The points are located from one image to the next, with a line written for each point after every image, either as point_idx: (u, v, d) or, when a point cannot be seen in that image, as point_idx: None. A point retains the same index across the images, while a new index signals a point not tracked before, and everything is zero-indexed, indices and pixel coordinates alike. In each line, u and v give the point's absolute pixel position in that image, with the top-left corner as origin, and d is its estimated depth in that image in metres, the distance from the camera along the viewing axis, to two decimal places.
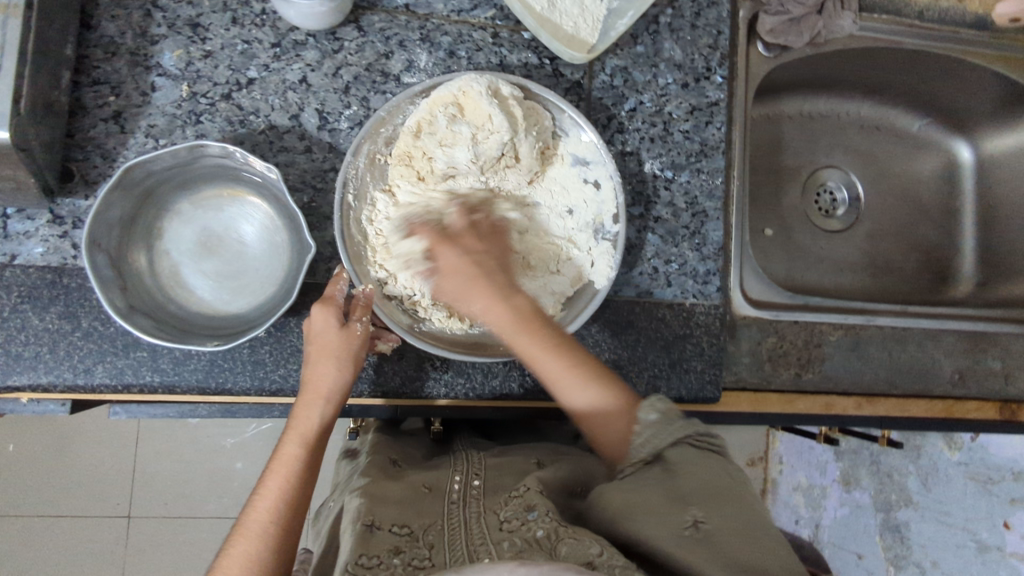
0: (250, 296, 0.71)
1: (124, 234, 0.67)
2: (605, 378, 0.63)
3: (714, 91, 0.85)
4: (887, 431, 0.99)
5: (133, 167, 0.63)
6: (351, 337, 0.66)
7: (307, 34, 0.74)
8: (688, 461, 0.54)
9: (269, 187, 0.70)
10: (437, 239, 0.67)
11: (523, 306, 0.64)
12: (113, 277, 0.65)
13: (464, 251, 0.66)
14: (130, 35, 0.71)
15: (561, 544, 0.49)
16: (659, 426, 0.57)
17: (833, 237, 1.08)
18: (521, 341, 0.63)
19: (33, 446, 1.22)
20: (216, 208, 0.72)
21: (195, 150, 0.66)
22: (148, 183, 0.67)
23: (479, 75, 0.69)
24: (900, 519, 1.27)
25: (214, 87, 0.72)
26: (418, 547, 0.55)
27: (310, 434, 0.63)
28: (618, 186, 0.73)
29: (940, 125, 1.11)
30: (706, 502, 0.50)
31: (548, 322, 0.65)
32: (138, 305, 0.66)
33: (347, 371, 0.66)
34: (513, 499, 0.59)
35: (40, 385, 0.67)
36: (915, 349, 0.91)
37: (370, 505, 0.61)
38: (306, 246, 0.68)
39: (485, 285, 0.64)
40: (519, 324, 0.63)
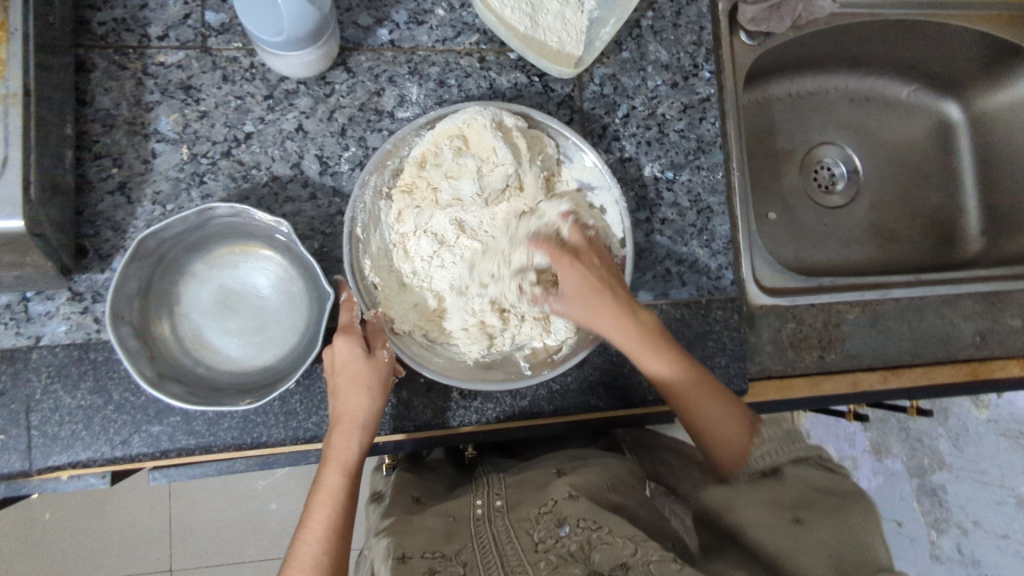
0: (274, 348, 0.71)
1: (144, 305, 0.68)
2: (726, 397, 0.66)
3: (704, 87, 0.85)
4: (915, 400, 0.99)
5: (148, 237, 0.64)
6: (379, 365, 0.68)
7: (298, 83, 0.75)
8: (807, 477, 0.56)
9: (280, 240, 0.71)
10: (557, 254, 0.68)
11: (649, 324, 0.68)
12: (138, 347, 0.66)
13: (585, 269, 0.68)
14: (126, 106, 0.72)
15: (594, 552, 0.50)
16: (781, 443, 0.60)
17: (836, 213, 1.08)
18: (646, 356, 0.67)
19: (71, 513, 1.23)
20: (231, 266, 0.72)
21: (205, 214, 0.66)
22: (162, 250, 0.67)
23: (483, 107, 0.69)
24: (937, 483, 1.25)
25: (213, 146, 0.73)
26: (453, 567, 0.55)
27: (349, 465, 0.64)
28: (623, 210, 0.73)
29: (928, 89, 1.11)
30: (813, 505, 0.53)
31: (672, 341, 0.68)
32: (167, 372, 0.67)
33: (376, 399, 0.67)
34: (544, 515, 0.59)
35: (79, 461, 0.67)
36: (934, 317, 0.91)
37: (397, 538, 0.61)
38: (324, 292, 0.69)
39: (612, 299, 0.67)
40: (645, 341, 0.67)
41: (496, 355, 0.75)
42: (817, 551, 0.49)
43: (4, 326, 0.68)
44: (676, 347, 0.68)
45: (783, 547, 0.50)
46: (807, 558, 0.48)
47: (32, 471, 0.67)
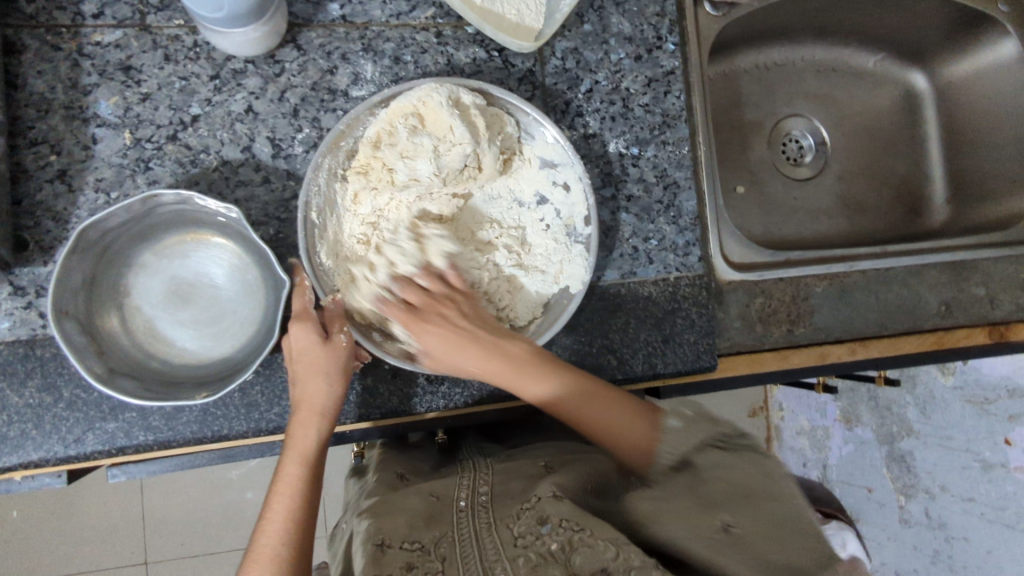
0: (231, 339, 0.69)
1: (91, 298, 0.65)
2: (618, 400, 0.68)
3: (668, 60, 0.84)
4: (882, 370, 1.00)
5: (90, 227, 0.61)
6: (337, 348, 0.66)
7: (245, 61, 0.72)
8: (720, 470, 0.54)
9: (232, 226, 0.68)
10: (409, 317, 0.66)
11: (520, 350, 0.67)
12: (86, 342, 0.63)
13: (439, 319, 0.66)
14: (62, 89, 0.68)
15: (575, 553, 0.48)
16: (682, 433, 0.62)
17: (804, 185, 1.08)
18: (529, 385, 0.67)
19: (36, 511, 1.20)
20: (183, 256, 0.70)
21: (149, 201, 0.63)
22: (109, 239, 0.65)
23: (439, 84, 0.67)
24: (905, 449, 1.30)
25: (158, 130, 0.70)
26: (431, 563, 0.53)
27: (309, 453, 0.63)
28: (587, 188, 0.72)
29: (893, 59, 1.11)
30: (738, 505, 0.50)
31: (548, 362, 0.68)
32: (118, 368, 0.64)
33: (337, 385, 0.66)
34: (526, 511, 0.57)
35: (30, 462, 0.65)
36: (900, 288, 0.92)
37: (377, 523, 0.59)
38: (280, 279, 0.67)
39: (472, 342, 0.66)
40: (522, 370, 0.67)
41: None
42: (751, 555, 0.45)
43: None
44: (555, 367, 0.68)
45: (723, 561, 0.45)
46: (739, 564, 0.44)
47: None
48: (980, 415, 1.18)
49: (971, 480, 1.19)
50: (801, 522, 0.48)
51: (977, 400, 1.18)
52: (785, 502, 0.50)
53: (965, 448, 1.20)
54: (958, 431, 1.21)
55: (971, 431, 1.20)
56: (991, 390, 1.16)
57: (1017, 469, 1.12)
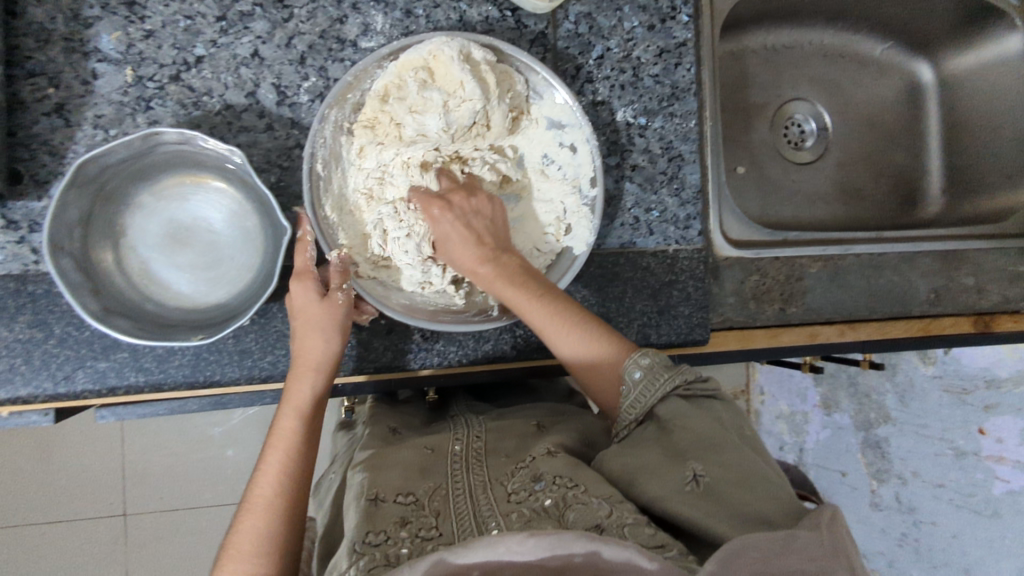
0: (228, 285, 0.69)
1: (88, 233, 0.64)
2: (596, 330, 0.64)
3: (681, 31, 0.83)
4: (867, 354, 1.03)
5: (90, 162, 0.60)
6: (335, 305, 0.66)
7: (253, 4, 0.70)
8: (683, 417, 0.56)
9: (233, 171, 0.67)
10: (427, 203, 0.67)
11: (511, 265, 0.67)
12: (81, 280, 0.62)
13: (451, 217, 0.67)
14: (62, 20, 0.66)
15: (568, 511, 0.50)
16: (647, 383, 0.59)
17: (804, 170, 1.09)
18: (508, 295, 0.66)
19: (17, 456, 1.19)
20: (181, 198, 0.69)
21: (150, 139, 0.62)
22: (107, 176, 0.64)
23: (450, 38, 0.66)
24: (880, 435, 1.32)
25: (160, 69, 0.68)
26: (425, 517, 0.53)
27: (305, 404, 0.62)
28: (595, 149, 0.72)
29: (901, 48, 1.11)
30: (706, 455, 0.52)
31: (534, 279, 0.67)
32: (114, 307, 0.64)
33: (333, 339, 0.65)
34: (520, 470, 0.58)
35: (20, 398, 0.64)
36: (892, 274, 0.93)
37: (373, 476, 0.59)
38: (280, 227, 0.66)
39: (471, 250, 0.67)
40: (508, 283, 0.66)
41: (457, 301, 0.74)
42: (725, 512, 0.47)
43: None
44: (536, 286, 0.66)
45: (699, 512, 0.47)
46: (721, 523, 0.46)
47: None
48: (957, 404, 1.21)
49: (943, 467, 1.23)
50: (762, 468, 0.51)
51: (955, 390, 1.21)
52: (746, 450, 0.53)
53: (941, 436, 1.23)
54: (934, 420, 1.24)
55: (947, 419, 1.23)
56: (968, 380, 1.20)
57: (989, 458, 1.18)
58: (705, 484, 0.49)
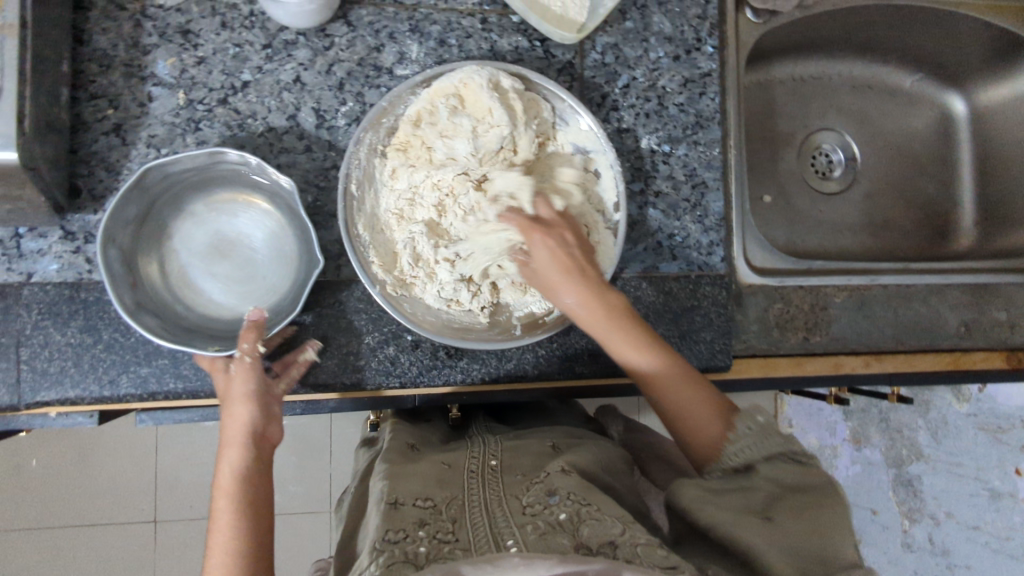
0: (257, 302, 0.72)
1: (140, 230, 0.69)
2: (698, 380, 0.66)
3: (706, 62, 0.85)
4: (895, 387, 1.01)
5: (155, 168, 0.65)
6: (238, 377, 0.64)
7: (297, 33, 0.74)
8: (778, 471, 0.57)
9: (283, 196, 0.71)
10: (530, 229, 0.68)
11: (615, 302, 0.68)
12: (123, 272, 0.66)
13: (554, 247, 0.68)
14: (123, 47, 0.71)
15: (583, 525, 0.51)
16: (755, 436, 0.60)
17: (831, 200, 1.09)
18: (607, 335, 0.67)
19: (57, 459, 1.24)
20: (230, 213, 0.73)
21: (214, 155, 0.67)
22: (165, 185, 0.69)
23: (480, 67, 0.69)
24: (912, 473, 1.29)
25: (210, 93, 0.73)
26: (442, 521, 0.55)
27: (233, 485, 0.59)
28: (618, 174, 0.74)
29: (931, 79, 1.11)
30: (782, 502, 0.54)
31: (637, 319, 0.68)
32: (145, 304, 0.67)
33: (248, 409, 0.63)
34: (535, 485, 0.60)
35: (67, 399, 0.68)
36: (921, 306, 0.92)
37: (392, 483, 0.61)
38: (315, 258, 0.69)
39: (578, 282, 0.67)
40: (608, 322, 0.67)
41: (481, 322, 0.76)
42: (787, 550, 0.50)
43: None
44: (641, 327, 0.67)
45: (761, 542, 0.50)
46: (778, 558, 0.49)
47: (21, 405, 0.68)
48: (992, 443, 1.16)
49: (978, 509, 1.19)
50: (836, 518, 0.53)
51: (990, 428, 1.16)
52: (826, 500, 0.54)
53: (975, 476, 1.19)
54: (968, 458, 1.20)
55: (981, 458, 1.18)
56: (1005, 418, 1.15)
57: None
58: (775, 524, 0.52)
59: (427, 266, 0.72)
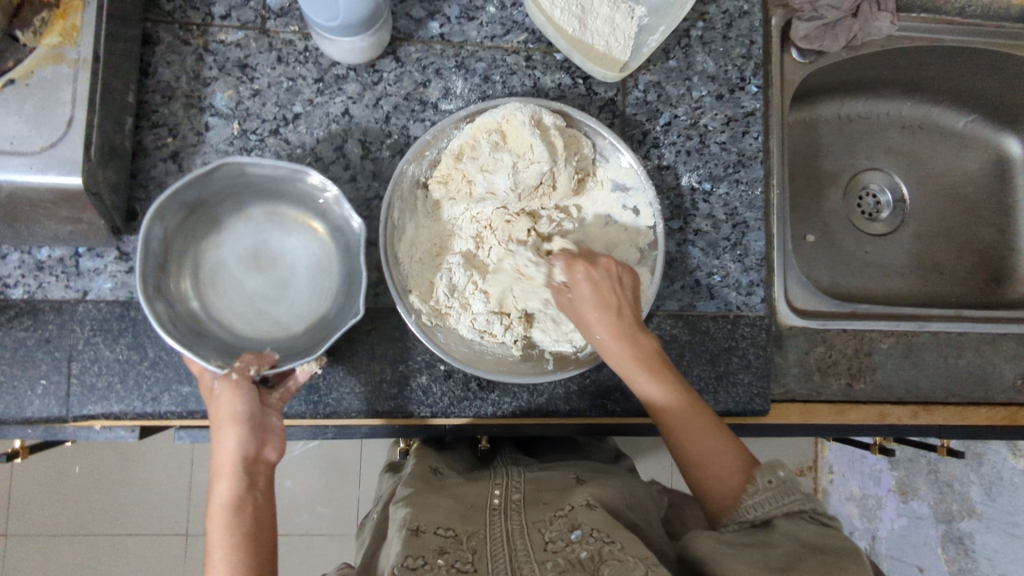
0: (274, 324, 0.73)
1: (188, 216, 0.70)
2: (727, 437, 0.64)
3: (749, 101, 0.85)
4: (945, 440, 0.96)
5: (235, 167, 0.67)
6: (229, 399, 0.63)
7: (348, 68, 0.77)
8: (795, 527, 0.54)
9: (343, 237, 0.73)
10: (573, 262, 0.69)
11: (646, 346, 0.68)
12: (158, 254, 0.68)
13: (593, 280, 0.68)
14: (185, 79, 0.75)
15: (603, 565, 0.51)
16: (775, 493, 0.57)
17: (878, 241, 1.06)
18: (636, 376, 0.67)
19: (97, 468, 1.27)
20: (287, 229, 0.75)
21: (296, 174, 0.69)
22: (231, 183, 0.70)
23: (523, 104, 0.70)
24: (963, 530, 1.21)
25: (262, 124, 0.76)
26: (463, 551, 0.55)
27: (226, 515, 0.58)
28: (657, 211, 0.73)
29: (986, 121, 1.06)
30: (800, 556, 0.50)
31: (667, 368, 0.68)
32: (163, 289, 0.68)
33: (236, 433, 0.61)
34: (558, 518, 0.59)
35: (112, 413, 0.71)
36: (973, 355, 0.88)
37: (415, 509, 0.61)
38: (346, 312, 0.70)
39: (613, 319, 0.67)
40: (640, 363, 0.67)
41: (515, 355, 0.76)
42: None
43: (55, 278, 0.71)
44: (672, 375, 0.67)
45: None
46: None
47: (68, 417, 0.70)
48: None
49: None
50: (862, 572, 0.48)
51: None
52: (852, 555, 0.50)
53: None
54: None
55: None
56: None
57: None
58: None
59: (463, 298, 0.73)
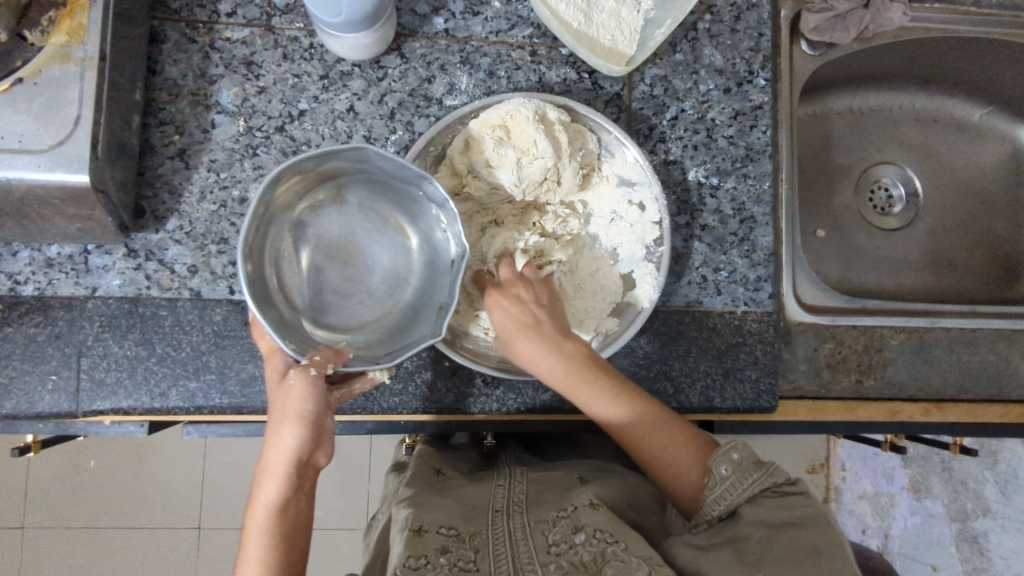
0: (338, 318, 0.69)
1: (295, 180, 0.65)
2: (676, 427, 0.66)
3: (758, 94, 0.84)
4: (958, 437, 0.95)
5: (362, 152, 0.62)
6: (293, 394, 0.59)
7: (353, 65, 0.77)
8: (765, 518, 0.55)
9: (437, 256, 0.69)
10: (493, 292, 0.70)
11: (575, 353, 0.67)
12: (261, 212, 0.62)
13: (511, 306, 0.68)
14: (192, 77, 0.75)
15: (606, 567, 0.51)
16: (735, 479, 0.59)
17: (890, 236, 1.04)
18: (577, 390, 0.66)
19: (111, 462, 1.29)
20: (378, 228, 0.71)
21: (420, 182, 0.64)
22: (351, 162, 0.65)
23: (527, 100, 0.70)
24: (979, 529, 1.19)
25: (268, 121, 0.76)
26: (465, 550, 0.56)
27: (269, 516, 0.58)
28: (664, 208, 0.74)
29: (1003, 112, 1.04)
30: (777, 558, 0.51)
31: (602, 368, 0.68)
32: (252, 248, 0.62)
33: (299, 434, 0.59)
34: (562, 519, 0.59)
35: (121, 408, 0.71)
36: (987, 352, 0.87)
37: (417, 508, 0.61)
38: (417, 333, 0.66)
39: (537, 338, 0.67)
40: (574, 374, 0.66)
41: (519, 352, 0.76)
42: None
43: (65, 275, 0.72)
44: (608, 378, 0.67)
45: None
46: None
47: (78, 412, 0.71)
48: None
49: None
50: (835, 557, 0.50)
51: None
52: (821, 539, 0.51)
53: None
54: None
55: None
56: None
57: None
58: None
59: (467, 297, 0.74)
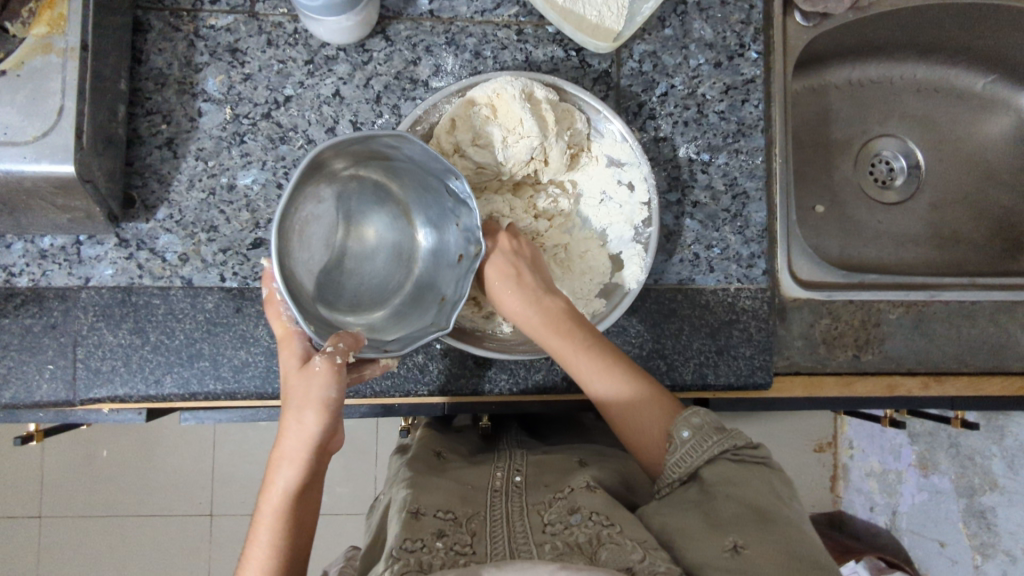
0: (339, 295, 0.66)
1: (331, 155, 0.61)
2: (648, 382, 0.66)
3: (749, 68, 0.83)
4: (961, 412, 0.94)
5: (399, 139, 0.61)
6: (314, 383, 0.59)
7: (337, 49, 0.77)
8: (728, 480, 0.55)
9: (446, 250, 0.68)
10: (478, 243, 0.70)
11: (554, 307, 0.69)
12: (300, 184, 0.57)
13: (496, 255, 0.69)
14: (177, 66, 0.75)
15: (602, 549, 0.50)
16: (696, 443, 0.58)
17: (890, 210, 1.03)
18: (550, 340, 0.68)
19: (121, 451, 1.31)
20: (385, 210, 0.68)
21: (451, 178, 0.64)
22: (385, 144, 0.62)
23: (513, 78, 0.69)
24: (985, 504, 1.16)
25: (255, 108, 0.76)
26: (461, 534, 0.56)
27: (284, 500, 0.59)
28: (652, 186, 0.73)
29: (1007, 80, 1.02)
30: (742, 523, 0.51)
31: (578, 323, 0.68)
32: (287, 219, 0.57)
33: (318, 423, 0.59)
34: (558, 501, 0.59)
35: (117, 396, 0.73)
36: (988, 325, 0.85)
37: (415, 492, 0.62)
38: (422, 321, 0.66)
39: (517, 290, 0.69)
40: (549, 327, 0.68)
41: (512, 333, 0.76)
42: None
43: (58, 266, 0.73)
44: (584, 332, 0.68)
45: None
46: None
47: (76, 400, 0.72)
48: None
49: None
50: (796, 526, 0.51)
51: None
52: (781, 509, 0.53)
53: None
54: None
55: None
56: None
57: None
58: (746, 555, 0.49)
59: None
